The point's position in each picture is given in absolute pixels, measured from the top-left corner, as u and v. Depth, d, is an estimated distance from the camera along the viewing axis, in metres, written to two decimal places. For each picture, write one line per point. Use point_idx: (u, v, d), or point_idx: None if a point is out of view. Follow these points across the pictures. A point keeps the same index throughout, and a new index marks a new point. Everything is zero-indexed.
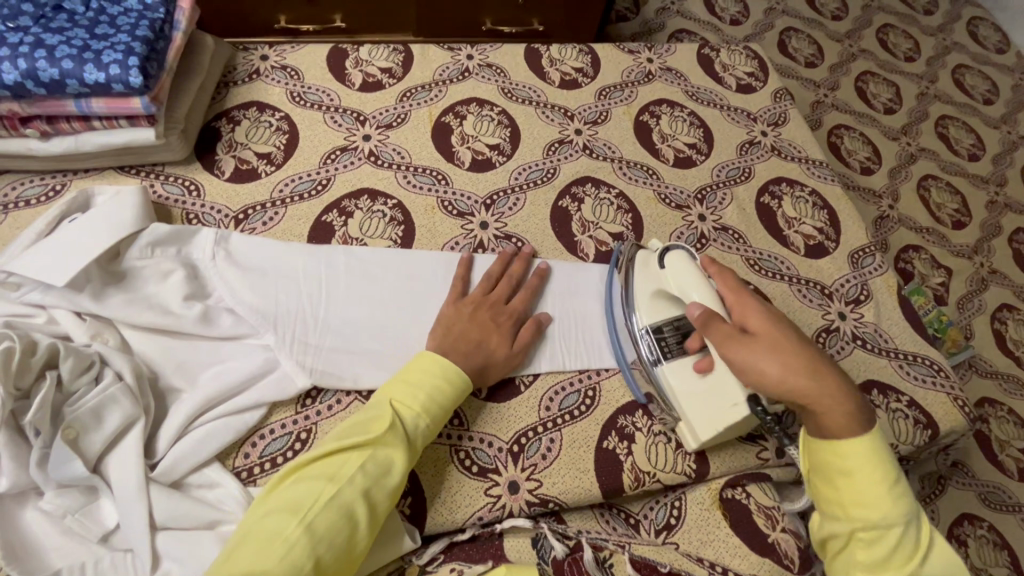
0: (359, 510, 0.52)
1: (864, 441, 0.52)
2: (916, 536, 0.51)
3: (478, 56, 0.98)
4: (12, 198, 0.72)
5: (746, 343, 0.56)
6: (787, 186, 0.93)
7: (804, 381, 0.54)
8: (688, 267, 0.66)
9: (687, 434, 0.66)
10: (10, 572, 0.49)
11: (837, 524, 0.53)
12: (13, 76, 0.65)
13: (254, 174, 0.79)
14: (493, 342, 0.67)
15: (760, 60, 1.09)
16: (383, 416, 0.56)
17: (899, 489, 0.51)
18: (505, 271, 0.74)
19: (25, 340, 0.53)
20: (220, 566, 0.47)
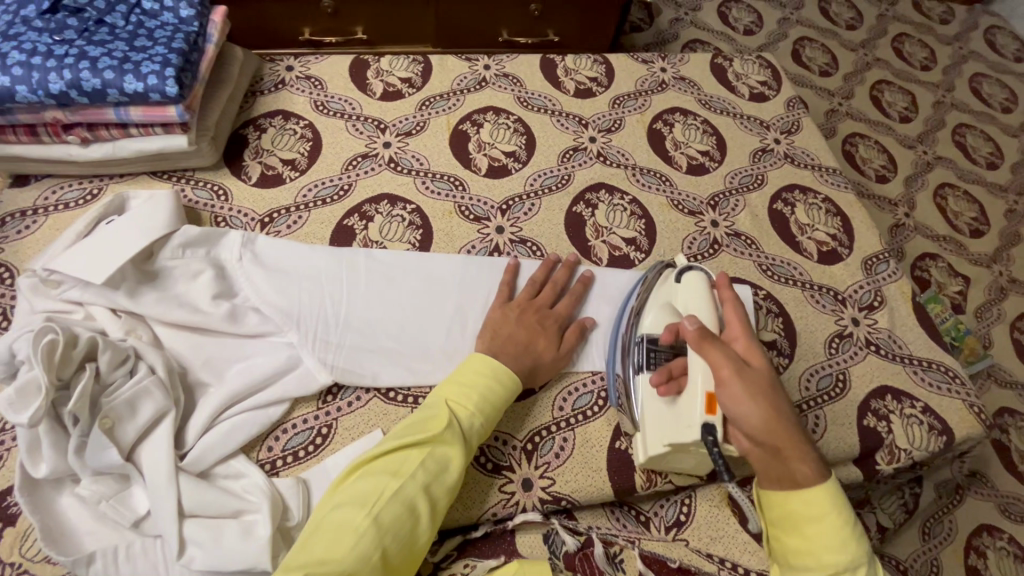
0: (421, 504, 0.53)
1: (828, 486, 0.52)
2: (875, 574, 0.51)
3: (495, 66, 1.01)
4: (52, 201, 0.75)
5: (741, 374, 0.55)
6: (799, 194, 0.94)
7: (785, 428, 0.54)
8: (699, 292, 0.65)
9: (639, 447, 0.65)
10: (48, 552, 0.52)
11: (809, 573, 0.51)
12: (58, 86, 0.69)
13: (280, 179, 0.82)
14: (540, 345, 0.68)
15: (773, 69, 1.11)
16: (441, 415, 0.58)
17: (854, 530, 0.52)
18: (550, 277, 0.76)
19: (67, 333, 0.56)
20: (294, 555, 0.48)
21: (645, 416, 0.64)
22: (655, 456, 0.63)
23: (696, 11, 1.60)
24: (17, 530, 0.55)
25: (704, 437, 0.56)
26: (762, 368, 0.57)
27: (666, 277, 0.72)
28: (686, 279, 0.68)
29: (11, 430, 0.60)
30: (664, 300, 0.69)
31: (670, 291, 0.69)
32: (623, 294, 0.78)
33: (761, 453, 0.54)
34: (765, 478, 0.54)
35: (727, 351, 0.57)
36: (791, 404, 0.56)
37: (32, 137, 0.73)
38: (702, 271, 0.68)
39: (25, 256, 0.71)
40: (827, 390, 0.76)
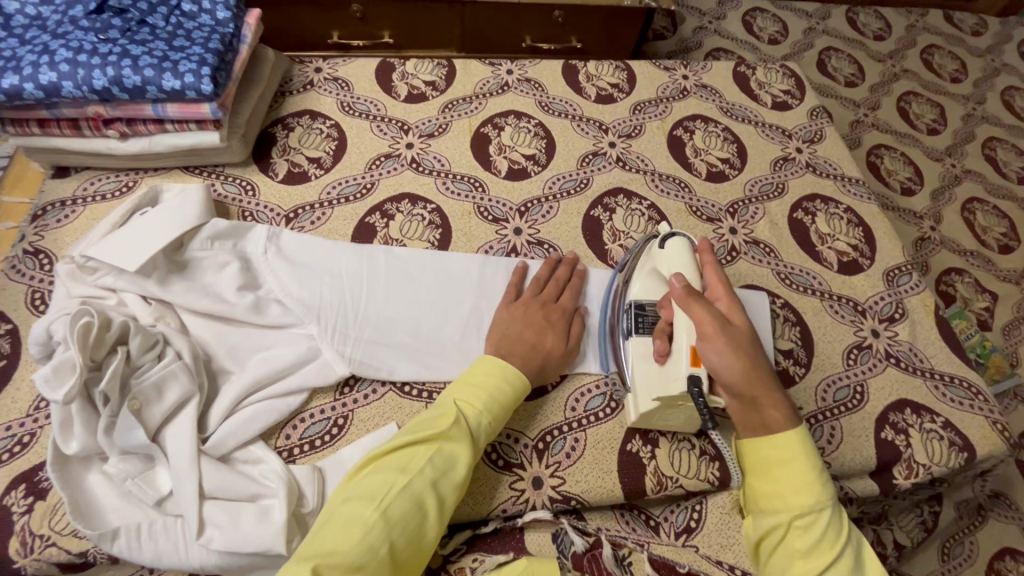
0: (429, 499, 0.54)
1: (796, 432, 0.57)
2: (841, 524, 0.55)
3: (517, 71, 1.02)
4: (90, 192, 0.79)
5: (724, 331, 0.60)
6: (821, 204, 0.93)
7: (760, 380, 0.59)
8: (684, 255, 0.69)
9: (630, 406, 0.66)
10: (76, 526, 0.54)
11: (776, 514, 0.56)
12: (101, 83, 0.72)
13: (305, 177, 0.85)
14: (549, 342, 0.69)
15: (797, 78, 1.10)
16: (449, 413, 0.59)
17: (823, 479, 0.56)
18: (553, 275, 0.76)
19: (102, 316, 0.59)
20: (305, 546, 0.49)
21: (635, 374, 0.65)
22: (644, 413, 0.65)
23: (719, 20, 1.59)
24: (47, 504, 0.58)
25: (692, 389, 0.60)
26: (742, 326, 0.62)
27: (649, 247, 0.74)
28: (669, 247, 0.71)
29: (44, 409, 0.63)
30: (649, 267, 0.71)
31: (655, 257, 0.72)
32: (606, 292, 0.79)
33: (738, 400, 0.60)
34: (740, 424, 0.61)
35: (711, 310, 0.61)
36: (764, 358, 0.61)
37: (74, 131, 0.77)
38: (684, 237, 0.71)
39: (63, 244, 0.74)
40: (843, 402, 0.75)
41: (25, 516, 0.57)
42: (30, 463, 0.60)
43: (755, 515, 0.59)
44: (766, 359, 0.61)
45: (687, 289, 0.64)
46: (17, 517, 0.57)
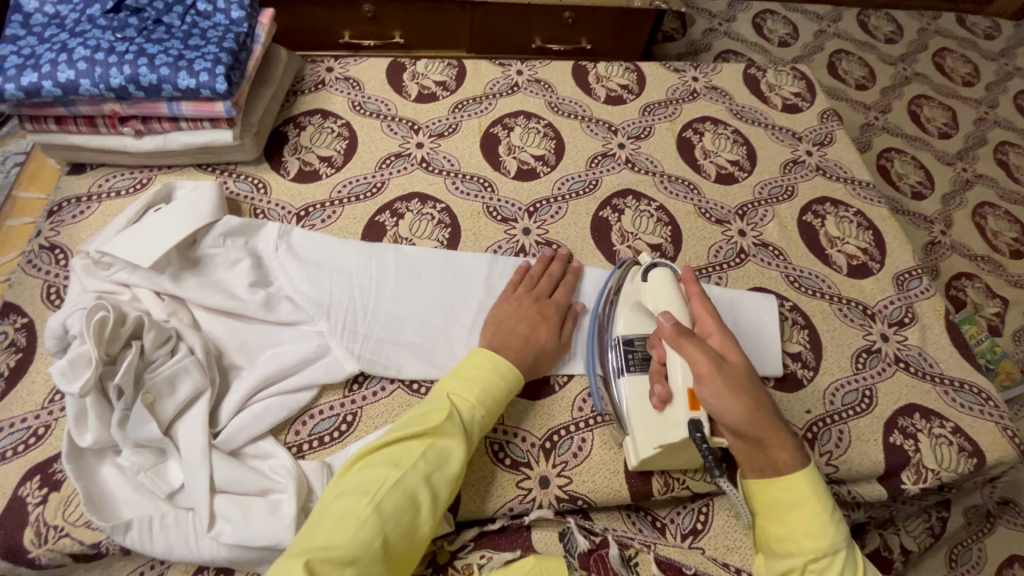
0: (422, 493, 0.54)
1: (805, 471, 0.54)
2: (855, 564, 0.53)
3: (527, 72, 1.03)
4: (105, 189, 0.80)
5: (721, 371, 0.56)
6: (831, 207, 0.93)
7: (765, 421, 0.55)
8: (669, 287, 0.66)
9: (630, 451, 0.65)
10: (90, 518, 0.55)
11: (789, 558, 0.53)
12: (117, 81, 0.73)
13: (316, 175, 0.86)
14: (542, 335, 0.70)
15: (807, 81, 1.10)
16: (442, 407, 0.59)
17: (834, 518, 0.53)
18: (547, 270, 0.77)
19: (117, 311, 0.60)
20: (297, 542, 0.49)
21: (634, 419, 0.65)
22: (649, 458, 0.63)
23: (729, 22, 1.59)
24: (61, 495, 0.59)
25: (693, 434, 0.57)
26: (739, 361, 0.58)
27: (634, 276, 0.72)
28: (651, 278, 0.69)
29: (59, 402, 0.64)
30: (633, 303, 0.70)
31: (639, 290, 0.70)
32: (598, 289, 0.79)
33: (743, 443, 0.56)
34: (748, 467, 0.56)
35: (703, 346, 0.58)
36: (767, 394, 0.57)
37: (91, 128, 0.78)
38: (667, 267, 0.70)
39: (78, 239, 0.75)
40: (852, 406, 0.74)
41: (40, 506, 0.58)
42: (45, 454, 0.61)
43: (766, 557, 0.56)
44: (768, 395, 0.57)
45: (677, 328, 0.60)
46: (32, 507, 0.58)
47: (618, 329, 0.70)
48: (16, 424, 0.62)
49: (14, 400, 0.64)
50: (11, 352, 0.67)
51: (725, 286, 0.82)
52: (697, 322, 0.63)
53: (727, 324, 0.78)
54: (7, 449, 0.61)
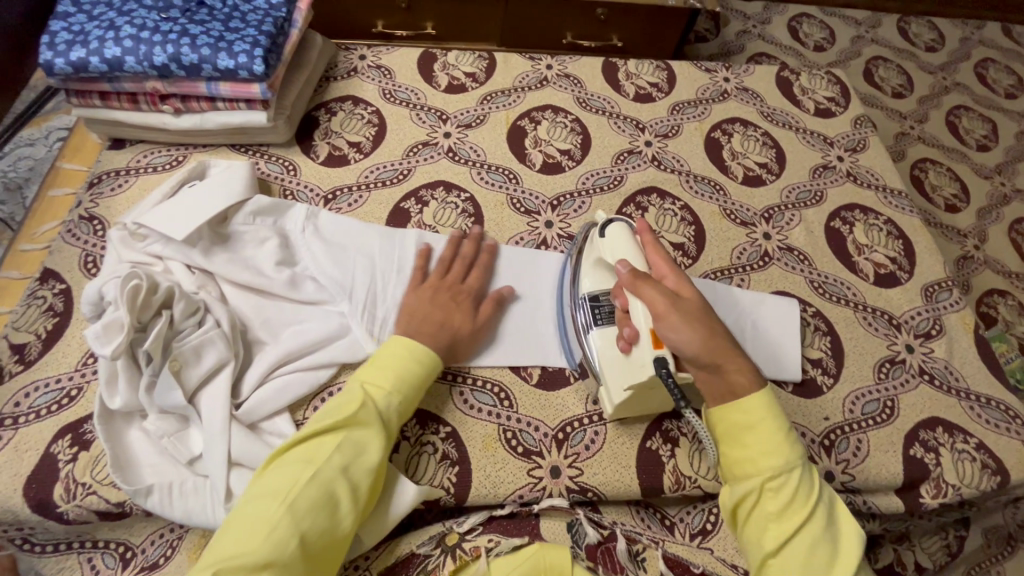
0: (339, 486, 0.54)
1: (763, 394, 0.58)
2: (813, 480, 0.56)
3: (557, 67, 1.03)
4: (142, 164, 0.82)
5: (676, 306, 0.60)
6: (860, 214, 0.91)
7: (720, 347, 0.59)
8: (626, 239, 0.68)
9: (604, 399, 0.67)
10: (114, 478, 0.58)
11: (748, 481, 0.56)
12: (160, 59, 0.75)
13: (344, 160, 0.87)
14: (456, 320, 0.69)
15: (842, 86, 1.08)
16: (354, 398, 0.59)
17: (791, 438, 0.57)
18: (457, 253, 0.75)
19: (150, 280, 0.61)
20: (211, 550, 0.49)
21: (604, 366, 0.66)
22: (621, 403, 0.65)
23: (764, 24, 1.56)
24: (90, 454, 0.61)
25: (659, 370, 0.59)
26: (694, 298, 0.62)
27: (592, 236, 0.73)
28: (609, 234, 0.70)
29: (92, 365, 0.66)
30: (593, 258, 0.71)
31: (597, 246, 0.71)
32: (555, 277, 0.79)
33: (702, 372, 0.60)
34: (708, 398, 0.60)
35: (659, 286, 0.61)
36: (719, 323, 0.62)
37: (133, 105, 0.80)
38: (623, 222, 0.71)
39: (116, 211, 0.78)
40: (872, 415, 0.73)
41: (70, 464, 0.61)
42: (77, 415, 0.63)
43: (728, 486, 0.58)
44: (721, 324, 0.62)
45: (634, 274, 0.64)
46: (63, 464, 0.61)
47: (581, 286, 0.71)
48: (51, 384, 0.65)
49: (51, 361, 0.66)
50: (50, 316, 0.69)
51: (746, 288, 0.82)
52: (653, 268, 0.66)
53: (748, 329, 0.77)
54: (42, 408, 0.64)
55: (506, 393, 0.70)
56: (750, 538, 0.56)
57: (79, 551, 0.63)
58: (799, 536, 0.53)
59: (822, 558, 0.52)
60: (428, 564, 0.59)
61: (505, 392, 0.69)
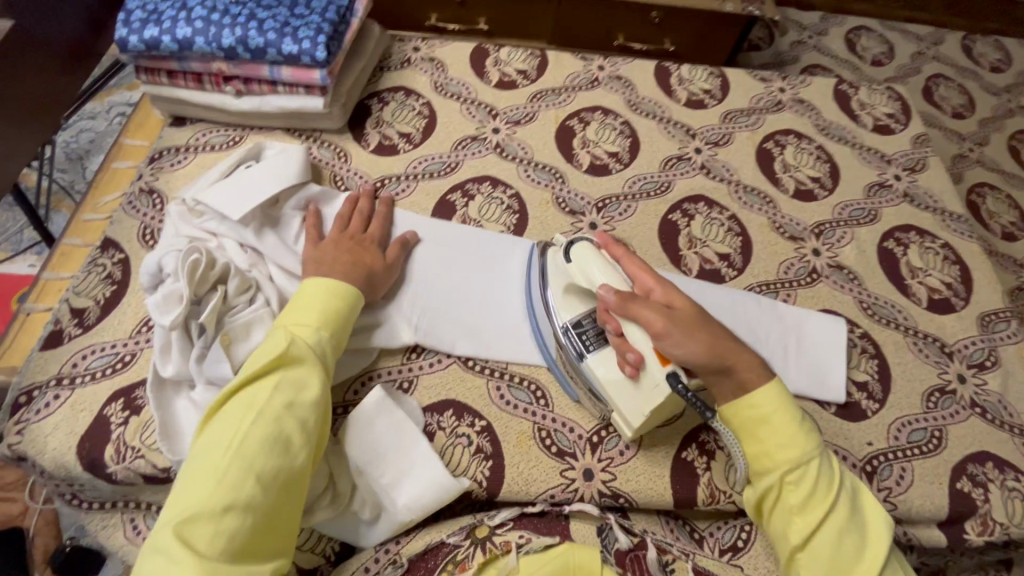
0: (285, 423, 0.53)
1: (771, 385, 0.59)
2: (831, 469, 0.58)
3: (609, 68, 1.02)
4: (201, 143, 0.85)
5: (672, 321, 0.59)
6: (916, 236, 0.88)
7: (726, 349, 0.59)
8: (592, 256, 0.66)
9: (621, 423, 0.65)
10: (162, 446, 0.60)
11: (768, 476, 0.58)
12: (228, 41, 0.77)
13: (394, 150, 0.88)
14: (369, 261, 0.70)
15: (902, 103, 1.05)
16: (281, 339, 0.58)
17: (806, 428, 0.59)
18: (355, 210, 0.76)
19: (209, 256, 0.63)
20: (169, 511, 0.48)
21: (612, 394, 0.63)
22: (640, 425, 0.63)
23: (821, 36, 1.53)
24: (140, 420, 0.64)
25: (676, 387, 0.57)
26: (686, 305, 0.61)
27: (556, 257, 0.70)
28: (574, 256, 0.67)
29: (145, 333, 0.69)
30: (563, 284, 0.69)
31: (565, 270, 0.68)
32: (524, 259, 0.78)
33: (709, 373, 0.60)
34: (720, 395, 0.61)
35: (651, 303, 0.60)
36: (710, 318, 0.62)
37: (197, 84, 0.83)
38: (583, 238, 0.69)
39: (174, 186, 0.80)
40: (918, 444, 0.71)
41: (121, 427, 0.63)
42: (130, 380, 0.66)
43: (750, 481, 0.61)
44: (712, 319, 0.62)
45: (621, 296, 0.61)
46: (115, 426, 0.63)
47: (558, 317, 0.69)
48: (106, 349, 0.67)
49: (107, 327, 0.69)
50: (108, 284, 0.72)
51: (792, 304, 0.80)
52: (635, 282, 0.64)
53: (792, 346, 0.75)
54: (97, 371, 0.66)
55: (542, 391, 0.70)
56: (776, 531, 0.59)
57: (123, 511, 0.65)
58: (824, 526, 0.56)
59: (849, 544, 0.55)
60: (457, 555, 0.60)
61: (541, 391, 0.70)
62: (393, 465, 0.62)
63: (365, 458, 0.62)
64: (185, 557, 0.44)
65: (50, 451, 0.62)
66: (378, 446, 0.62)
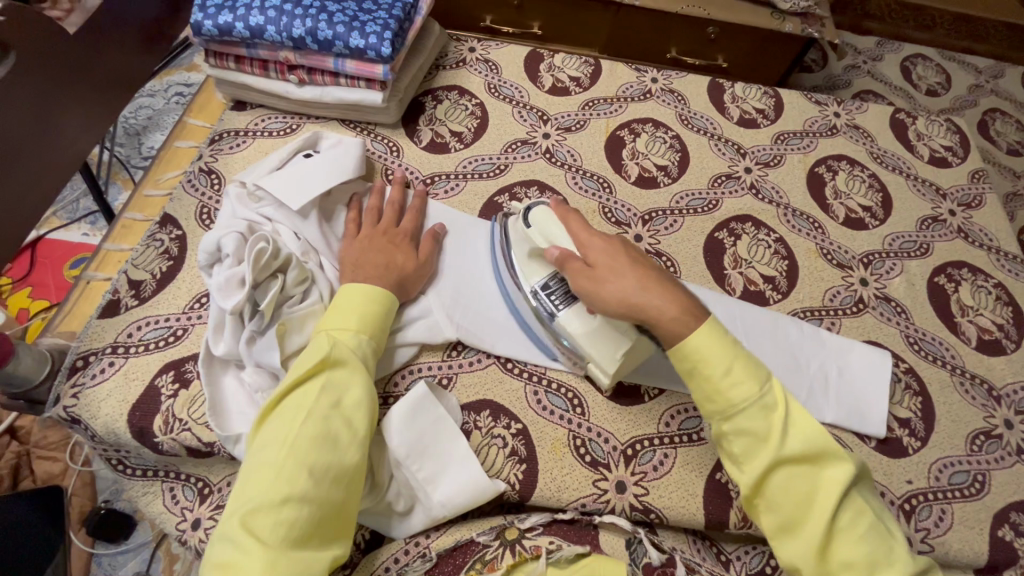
0: (334, 422, 0.54)
1: (704, 326, 0.56)
2: (779, 408, 0.54)
3: (662, 81, 1.02)
4: (260, 128, 0.87)
5: (591, 277, 0.60)
6: (969, 273, 0.87)
7: (641, 298, 0.57)
8: (547, 217, 0.67)
9: (598, 373, 0.66)
10: (211, 422, 0.61)
11: (713, 419, 0.56)
12: (298, 31, 0.79)
13: (445, 147, 0.89)
14: (400, 259, 0.70)
15: (962, 136, 1.02)
16: (324, 343, 0.59)
17: (746, 367, 0.55)
18: (392, 199, 0.77)
19: (274, 245, 0.65)
20: (232, 507, 0.49)
21: (584, 346, 0.65)
22: (615, 371, 0.64)
23: (876, 61, 1.50)
24: (189, 393, 0.65)
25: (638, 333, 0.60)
26: (616, 256, 0.60)
27: (517, 225, 0.72)
28: (532, 219, 0.69)
29: (198, 310, 0.71)
30: (526, 250, 0.70)
31: (527, 236, 0.70)
32: (486, 241, 0.79)
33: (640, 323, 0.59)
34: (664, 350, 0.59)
35: (576, 265, 0.61)
36: (649, 268, 0.60)
37: (263, 71, 0.85)
38: (540, 204, 0.70)
39: (232, 169, 0.82)
40: (960, 487, 0.69)
41: (171, 399, 0.65)
42: (180, 354, 0.67)
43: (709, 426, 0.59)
44: (651, 269, 0.60)
45: (562, 254, 0.63)
46: (165, 398, 0.65)
47: (526, 282, 0.70)
48: (160, 321, 0.69)
49: (161, 300, 0.71)
50: (164, 258, 0.74)
51: (836, 332, 0.79)
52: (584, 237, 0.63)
53: (834, 375, 0.74)
54: (151, 342, 0.68)
55: (579, 399, 0.70)
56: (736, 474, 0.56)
57: (163, 480, 0.67)
58: (778, 466, 0.53)
59: (805, 483, 0.53)
60: (485, 555, 0.60)
61: (578, 399, 0.70)
62: (431, 461, 0.62)
63: (405, 451, 0.61)
64: (253, 547, 0.46)
65: (102, 415, 0.64)
66: (419, 441, 0.62)
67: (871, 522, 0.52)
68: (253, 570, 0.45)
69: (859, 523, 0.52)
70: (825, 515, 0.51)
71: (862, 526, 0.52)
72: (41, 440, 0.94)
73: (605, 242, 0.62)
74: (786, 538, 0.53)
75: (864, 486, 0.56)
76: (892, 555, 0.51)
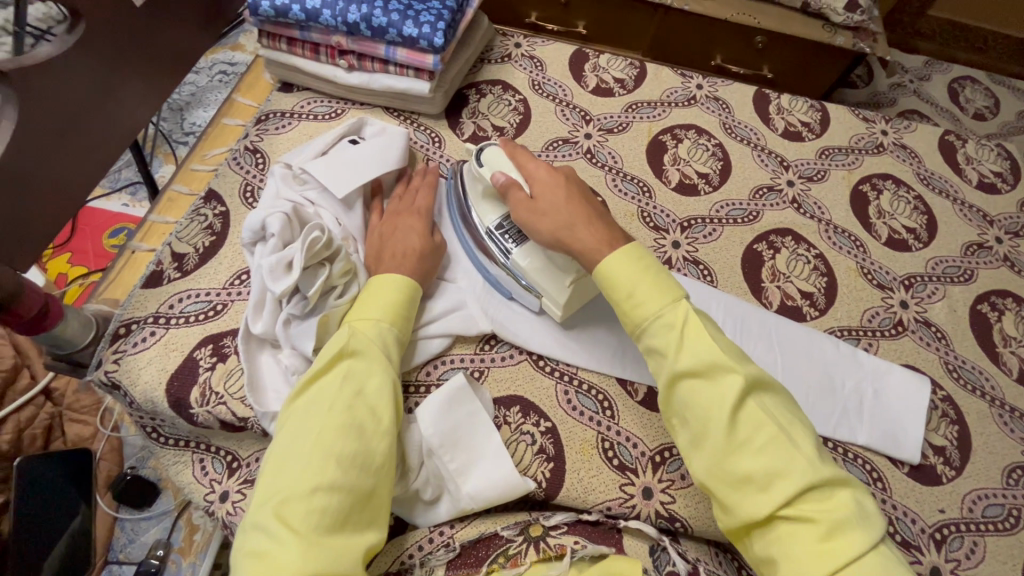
0: (358, 411, 0.54)
1: (629, 257, 0.57)
2: (682, 323, 0.54)
3: (707, 88, 1.01)
4: (306, 111, 0.88)
5: (529, 208, 0.63)
6: (1012, 303, 0.85)
7: (571, 233, 0.60)
8: (499, 155, 0.68)
9: (550, 308, 0.69)
10: (250, 399, 0.62)
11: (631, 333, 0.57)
12: (353, 17, 0.79)
13: (487, 141, 0.89)
14: (409, 242, 0.70)
15: (1013, 162, 1.00)
16: (343, 334, 0.60)
17: (658, 283, 0.56)
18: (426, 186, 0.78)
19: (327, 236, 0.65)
20: (263, 499, 0.49)
21: (538, 283, 0.68)
22: (566, 302, 0.67)
23: (922, 81, 1.47)
24: (226, 367, 0.66)
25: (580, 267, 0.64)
26: (555, 190, 0.63)
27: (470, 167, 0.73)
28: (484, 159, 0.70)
29: (238, 286, 0.71)
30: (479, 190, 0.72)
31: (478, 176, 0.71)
32: (443, 190, 0.81)
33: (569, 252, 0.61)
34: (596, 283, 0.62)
35: (518, 197, 0.64)
36: (583, 202, 0.62)
37: (313, 54, 0.85)
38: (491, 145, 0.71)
39: (277, 149, 0.83)
40: (994, 521, 0.68)
41: (208, 371, 0.66)
42: (219, 328, 0.68)
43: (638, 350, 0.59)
44: (584, 203, 0.62)
45: (507, 184, 0.65)
46: (203, 370, 0.66)
47: (481, 223, 0.72)
48: (201, 295, 0.70)
49: (202, 275, 0.72)
50: (208, 233, 0.75)
51: (874, 354, 0.77)
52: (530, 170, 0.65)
53: (869, 396, 0.73)
54: (191, 315, 0.69)
55: (608, 400, 0.70)
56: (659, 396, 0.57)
57: (194, 451, 0.68)
58: (680, 381, 0.53)
59: (703, 398, 0.51)
60: (509, 549, 0.60)
61: (607, 400, 0.69)
62: (463, 453, 0.62)
63: (438, 441, 0.62)
64: (288, 538, 0.46)
65: (142, 383, 0.65)
66: (451, 431, 0.62)
67: (771, 433, 0.49)
68: (292, 561, 0.45)
69: (757, 435, 0.49)
70: (721, 428, 0.50)
71: (760, 437, 0.49)
72: (73, 403, 0.97)
73: (544, 175, 0.64)
74: (695, 454, 0.52)
75: (770, 397, 0.53)
76: (792, 464, 0.48)
